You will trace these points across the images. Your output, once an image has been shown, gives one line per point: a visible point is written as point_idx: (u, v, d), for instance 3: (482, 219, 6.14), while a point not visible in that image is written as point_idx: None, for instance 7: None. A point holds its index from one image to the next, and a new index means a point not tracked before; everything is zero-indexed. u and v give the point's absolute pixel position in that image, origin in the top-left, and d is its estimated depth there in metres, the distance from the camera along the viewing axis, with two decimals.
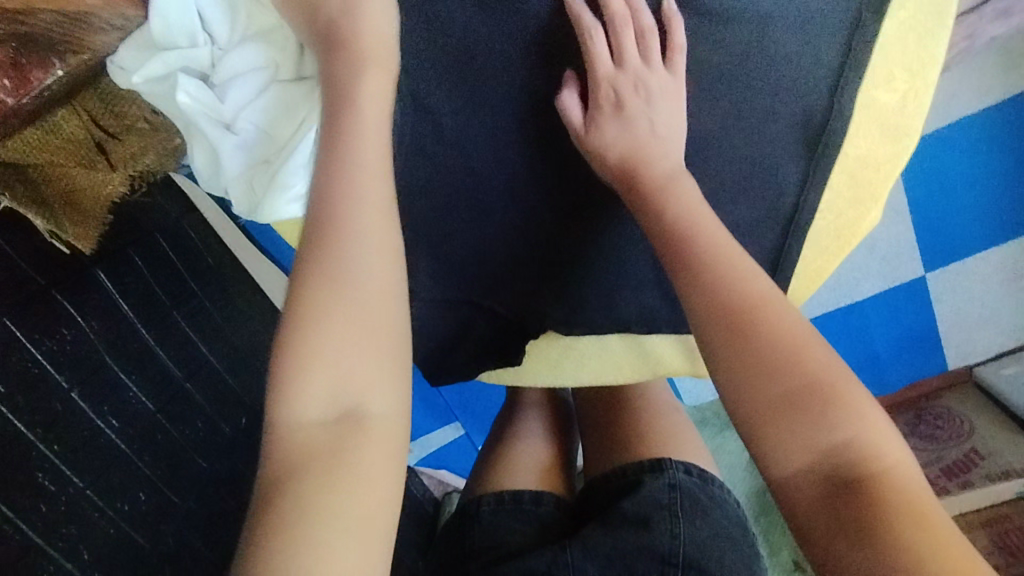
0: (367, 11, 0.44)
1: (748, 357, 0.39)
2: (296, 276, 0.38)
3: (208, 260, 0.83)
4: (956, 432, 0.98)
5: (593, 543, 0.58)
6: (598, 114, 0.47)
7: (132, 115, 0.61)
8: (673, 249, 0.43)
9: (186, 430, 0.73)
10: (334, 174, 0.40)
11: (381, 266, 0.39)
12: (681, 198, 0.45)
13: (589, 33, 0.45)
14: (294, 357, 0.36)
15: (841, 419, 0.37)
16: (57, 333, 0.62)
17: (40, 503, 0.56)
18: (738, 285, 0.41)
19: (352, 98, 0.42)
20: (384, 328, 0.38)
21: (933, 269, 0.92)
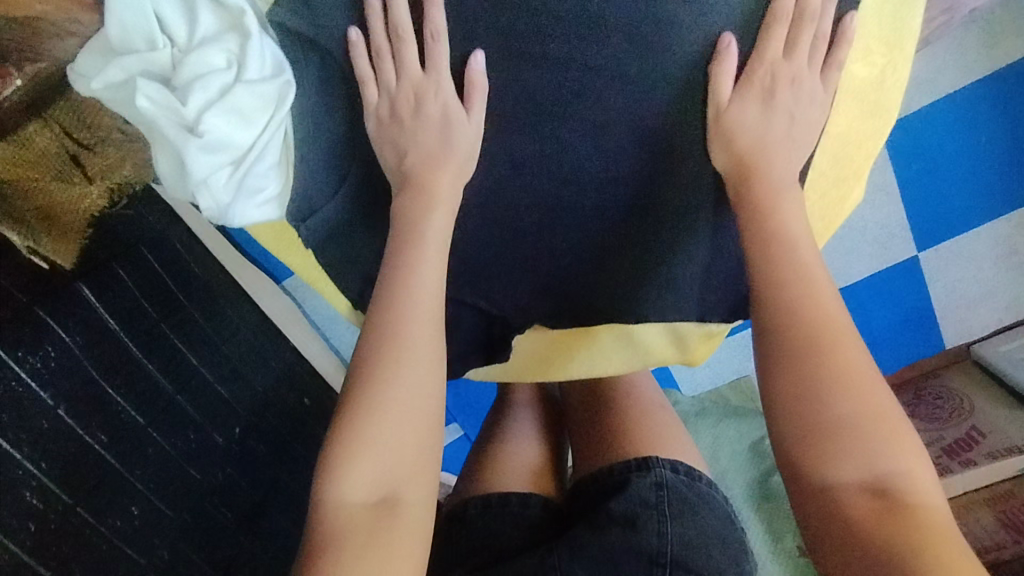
0: (453, 147, 0.50)
1: (806, 370, 0.42)
2: (356, 368, 0.44)
3: (197, 271, 0.83)
4: (957, 411, 0.95)
5: (581, 544, 0.59)
6: (744, 93, 0.48)
7: (105, 127, 0.59)
8: (772, 248, 0.46)
9: (178, 443, 0.72)
10: (396, 286, 0.47)
11: (427, 368, 0.45)
12: (777, 202, 0.48)
13: (773, 21, 0.48)
14: (346, 442, 0.42)
15: (888, 432, 0.40)
16: (42, 350, 0.61)
17: (29, 521, 0.56)
18: (817, 297, 0.44)
19: (415, 228, 0.49)
20: (424, 421, 0.43)
21: (925, 248, 0.91)
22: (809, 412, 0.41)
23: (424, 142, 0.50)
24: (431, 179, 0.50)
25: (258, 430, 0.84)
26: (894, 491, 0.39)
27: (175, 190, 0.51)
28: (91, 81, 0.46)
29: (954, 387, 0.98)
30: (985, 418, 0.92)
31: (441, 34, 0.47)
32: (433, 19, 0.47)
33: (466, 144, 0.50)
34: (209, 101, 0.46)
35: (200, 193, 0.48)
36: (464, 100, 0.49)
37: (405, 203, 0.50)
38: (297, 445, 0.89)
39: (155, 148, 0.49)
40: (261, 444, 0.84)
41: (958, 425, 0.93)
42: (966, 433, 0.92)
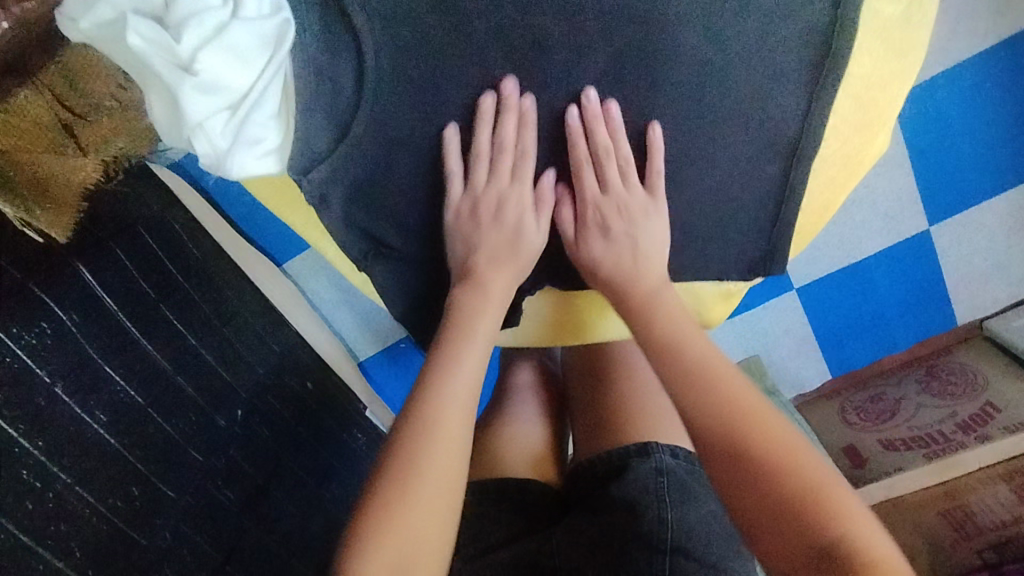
0: (501, 258, 0.55)
1: (735, 445, 0.47)
2: (392, 448, 0.49)
3: (196, 254, 0.81)
4: (971, 387, 0.94)
5: (575, 529, 0.67)
6: (585, 235, 0.56)
7: (98, 94, 0.59)
8: (688, 349, 0.53)
9: (180, 424, 0.71)
10: (440, 374, 0.51)
11: (456, 457, 0.49)
12: (670, 308, 0.56)
13: (579, 169, 0.53)
14: (373, 522, 0.46)
15: (830, 501, 0.44)
16: (37, 326, 0.59)
17: (26, 501, 0.54)
18: (735, 398, 0.49)
19: (469, 322, 0.54)
20: (444, 508, 0.47)
21: (936, 221, 0.90)
22: (747, 486, 0.46)
23: (482, 248, 0.55)
24: (487, 275, 0.55)
25: (261, 414, 0.82)
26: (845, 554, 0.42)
27: (176, 138, 0.50)
28: (81, 19, 0.47)
29: (967, 364, 0.96)
30: (1000, 395, 0.91)
31: (531, 151, 0.52)
32: (524, 140, 0.52)
33: (534, 244, 0.55)
34: (205, 41, 0.45)
35: (198, 139, 0.48)
36: (537, 209, 0.55)
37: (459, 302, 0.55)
38: (301, 429, 0.88)
39: (150, 91, 0.49)
40: (265, 428, 0.82)
41: (973, 401, 0.92)
42: (981, 409, 0.90)
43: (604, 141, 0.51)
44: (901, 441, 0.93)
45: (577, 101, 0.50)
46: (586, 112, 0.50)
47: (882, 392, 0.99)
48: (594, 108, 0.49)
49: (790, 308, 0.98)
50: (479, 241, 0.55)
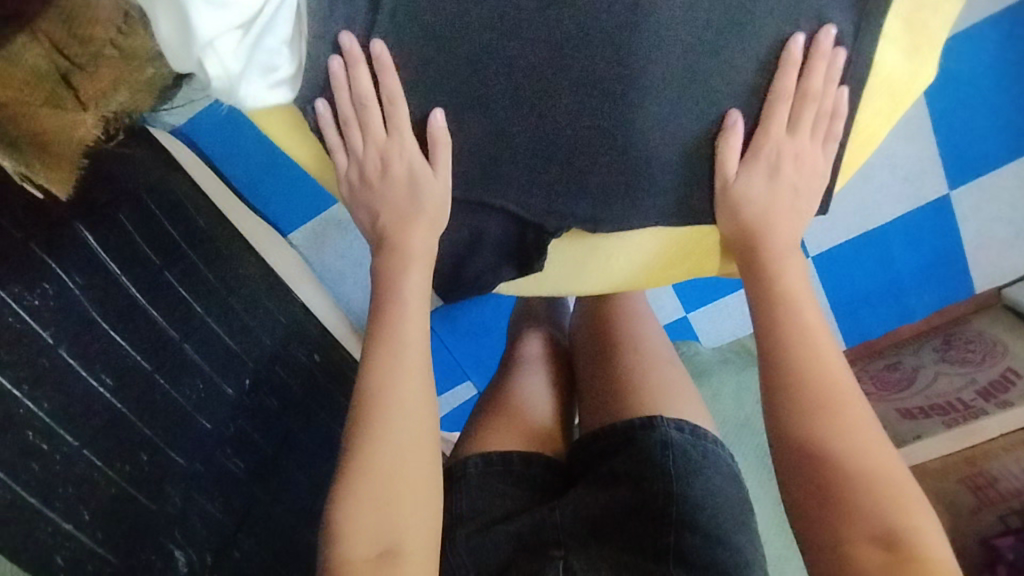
0: (416, 218, 0.54)
1: (818, 405, 0.47)
2: (354, 424, 0.48)
3: (200, 220, 0.79)
4: (990, 354, 0.93)
5: (582, 500, 0.67)
6: (749, 171, 0.52)
7: (98, 41, 0.55)
8: (780, 307, 0.52)
9: (187, 391, 0.69)
10: (379, 341, 0.51)
11: (415, 418, 0.49)
12: (782, 267, 0.54)
13: (776, 98, 0.50)
14: (347, 503, 0.46)
15: (887, 484, 0.43)
16: (40, 287, 0.58)
17: (33, 462, 0.53)
18: (818, 361, 0.48)
19: (394, 288, 0.54)
20: (417, 471, 0.47)
21: (957, 186, 0.87)
22: (810, 464, 0.45)
23: (385, 204, 0.55)
24: (405, 237, 0.54)
25: (268, 384, 0.81)
26: (905, 540, 0.41)
27: (182, 64, 0.49)
28: None
29: (985, 332, 0.95)
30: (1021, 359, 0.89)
31: (398, 96, 0.49)
32: (389, 84, 0.49)
33: (427, 200, 0.53)
34: None
35: (208, 59, 0.46)
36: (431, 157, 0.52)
37: (386, 267, 0.55)
38: (308, 401, 0.86)
39: (151, 10, 0.46)
40: (272, 399, 0.80)
41: (993, 368, 0.91)
42: (1001, 375, 0.89)
43: (819, 79, 0.49)
44: (918, 409, 0.93)
45: (811, 33, 0.48)
46: (816, 47, 0.48)
47: (898, 360, 1.00)
48: (826, 49, 0.48)
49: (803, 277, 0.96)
50: (377, 202, 0.55)
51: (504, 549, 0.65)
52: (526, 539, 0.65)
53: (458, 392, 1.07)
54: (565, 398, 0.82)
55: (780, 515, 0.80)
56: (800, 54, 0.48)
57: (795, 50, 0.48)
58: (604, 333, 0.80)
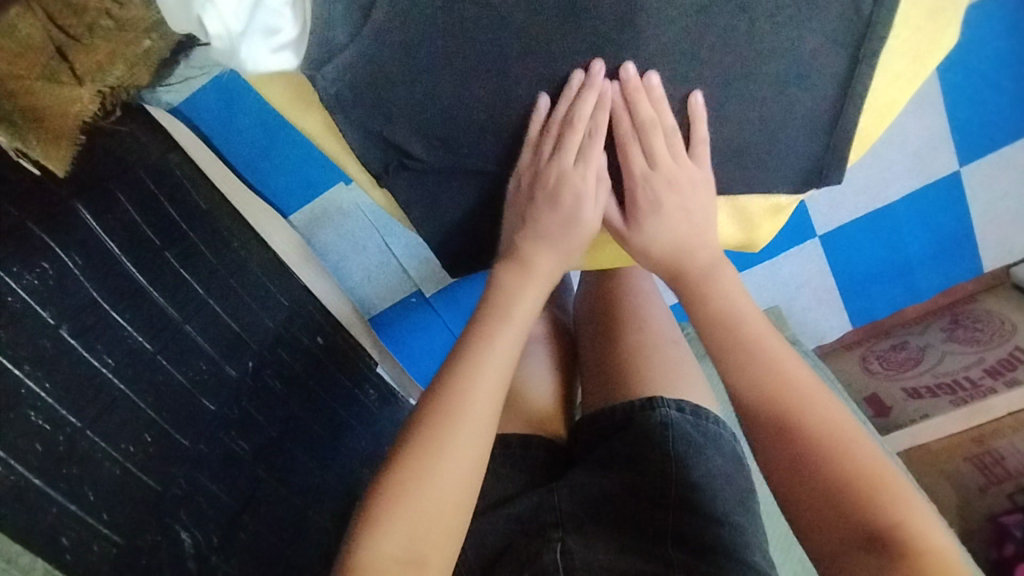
0: (541, 244, 0.56)
1: (778, 415, 0.47)
2: (420, 427, 0.48)
3: (200, 201, 0.78)
4: (998, 332, 0.92)
5: (577, 483, 0.67)
6: (635, 213, 0.56)
7: (89, 11, 0.61)
8: (732, 325, 0.53)
9: (190, 372, 0.68)
10: (469, 355, 0.51)
11: (477, 439, 0.48)
12: (727, 283, 0.56)
13: (623, 142, 0.52)
14: (392, 501, 0.45)
15: (868, 477, 0.43)
16: (39, 267, 0.57)
17: (35, 442, 0.52)
18: (781, 369, 0.50)
19: (504, 308, 0.54)
20: (465, 491, 0.46)
21: (968, 162, 0.85)
22: (798, 465, 0.45)
23: (534, 222, 0.55)
24: (534, 261, 0.56)
25: (271, 366, 0.80)
26: (894, 534, 0.40)
27: (184, 24, 0.50)
28: None
29: (992, 310, 0.95)
30: None
31: (600, 133, 0.52)
32: (599, 120, 0.51)
33: (564, 234, 0.55)
34: None
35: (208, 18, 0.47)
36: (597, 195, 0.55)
37: (497, 288, 0.55)
38: (313, 382, 0.85)
39: None
40: (277, 380, 0.80)
41: (1000, 346, 0.91)
42: (1010, 353, 0.90)
43: (644, 113, 0.50)
44: (925, 388, 0.93)
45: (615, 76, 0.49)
46: (627, 87, 0.49)
47: (905, 340, 0.98)
48: (635, 83, 0.49)
49: (810, 258, 0.94)
50: (530, 217, 0.55)
51: (500, 531, 0.64)
52: (524, 520, 0.64)
53: None
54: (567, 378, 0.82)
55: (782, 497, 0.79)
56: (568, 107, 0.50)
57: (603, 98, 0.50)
58: (605, 312, 0.80)
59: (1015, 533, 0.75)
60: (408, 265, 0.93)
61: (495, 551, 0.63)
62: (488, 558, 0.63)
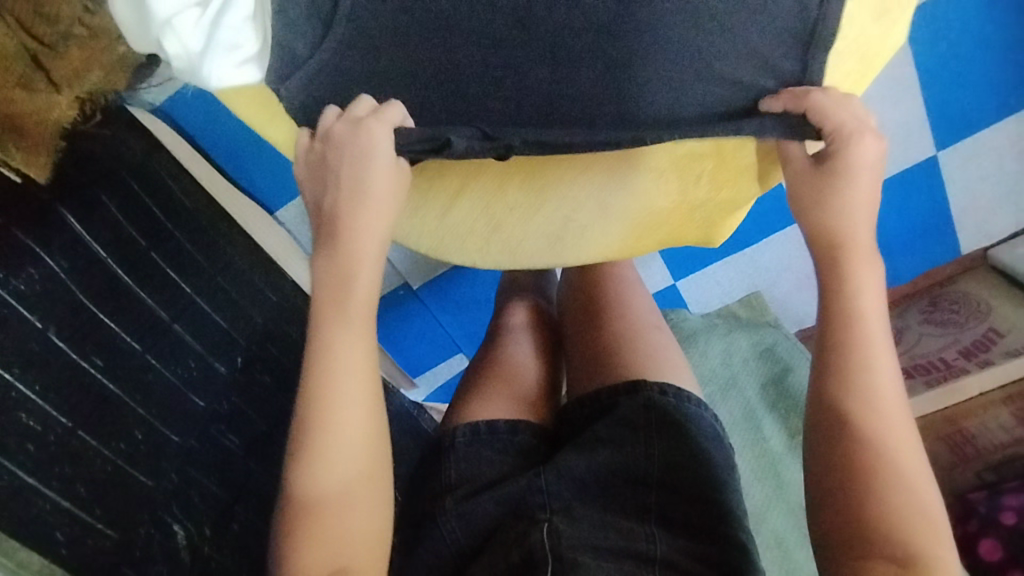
0: (364, 215, 0.51)
1: (848, 426, 0.47)
2: (299, 457, 0.48)
3: (187, 202, 0.79)
4: (974, 314, 0.96)
5: (567, 465, 0.67)
6: (853, 180, 0.49)
7: (65, 18, 0.61)
8: (843, 320, 0.49)
9: (180, 370, 0.70)
10: (325, 360, 0.49)
11: (359, 448, 0.49)
12: (861, 278, 0.50)
13: (831, 113, 0.47)
14: (296, 539, 0.47)
15: (912, 515, 0.44)
16: (25, 272, 0.58)
17: (26, 443, 0.54)
18: (875, 376, 0.48)
19: (340, 298, 0.51)
20: (365, 499, 0.49)
21: (944, 148, 0.85)
22: (840, 487, 0.46)
23: (344, 190, 0.51)
24: (354, 233, 0.51)
25: (262, 361, 0.82)
26: (920, 564, 0.42)
27: (149, 44, 0.51)
28: None
29: (970, 293, 0.97)
30: (1003, 318, 0.93)
31: (371, 123, 0.47)
32: (371, 114, 0.48)
33: (381, 194, 0.50)
34: None
35: (167, 36, 0.48)
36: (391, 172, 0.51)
37: (332, 273, 0.51)
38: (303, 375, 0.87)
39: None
40: (267, 375, 0.82)
41: (976, 327, 0.95)
42: (984, 334, 0.93)
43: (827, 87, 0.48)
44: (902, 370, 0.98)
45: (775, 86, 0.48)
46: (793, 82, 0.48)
47: None
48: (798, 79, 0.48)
49: (789, 243, 0.95)
50: (340, 190, 0.51)
51: (488, 513, 0.66)
52: (512, 502, 0.66)
53: (451, 364, 1.11)
54: (552, 365, 0.84)
55: (761, 472, 0.82)
56: (334, 114, 0.49)
57: (779, 103, 0.47)
58: (587, 299, 0.82)
59: (979, 510, 0.80)
60: (392, 256, 0.94)
61: (481, 530, 0.65)
62: (478, 538, 0.65)
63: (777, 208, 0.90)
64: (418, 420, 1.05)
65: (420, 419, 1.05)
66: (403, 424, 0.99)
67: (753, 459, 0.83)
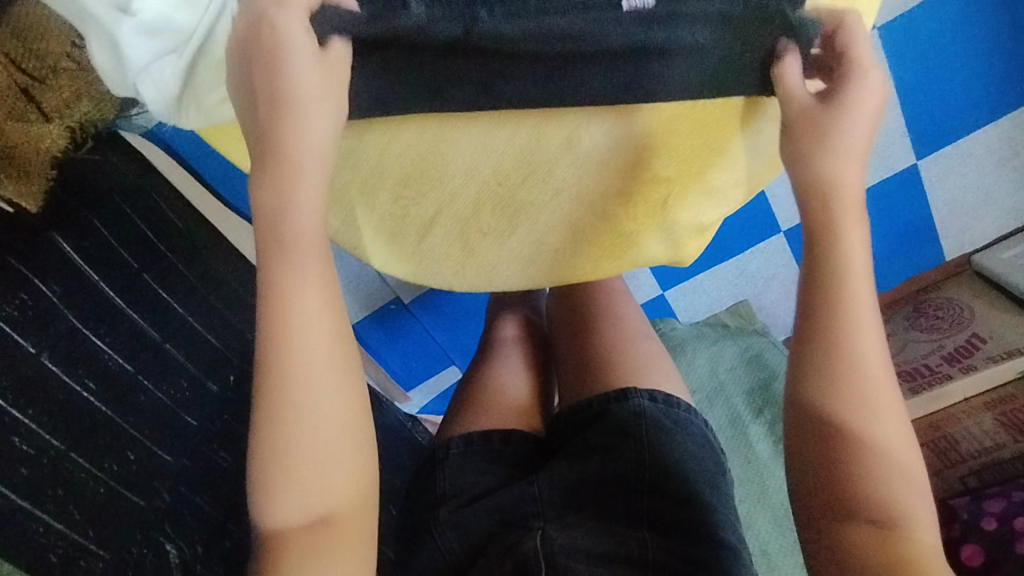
0: (301, 117, 0.44)
1: (832, 396, 0.46)
2: (261, 391, 0.43)
3: (179, 223, 0.81)
4: (957, 320, 0.98)
5: (560, 474, 0.68)
6: (829, 110, 0.48)
7: (54, 55, 0.60)
8: (832, 283, 0.47)
9: (171, 390, 0.71)
10: (274, 283, 0.43)
11: (329, 380, 0.44)
12: (850, 239, 0.48)
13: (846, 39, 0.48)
14: (271, 480, 0.43)
15: (897, 479, 0.44)
16: (17, 297, 0.59)
17: (20, 466, 0.54)
18: (858, 337, 0.46)
19: (281, 216, 0.44)
20: (341, 430, 0.44)
21: (924, 156, 0.86)
22: (824, 459, 0.45)
23: (265, 98, 0.44)
24: (293, 143, 0.44)
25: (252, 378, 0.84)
26: (901, 525, 0.42)
27: (121, 86, 0.51)
28: None
29: (954, 298, 0.99)
30: (985, 325, 0.95)
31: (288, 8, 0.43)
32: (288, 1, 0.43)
33: (310, 92, 0.44)
34: None
35: (144, 83, 0.48)
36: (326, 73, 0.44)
37: (272, 194, 0.44)
38: None
39: (86, 34, 0.49)
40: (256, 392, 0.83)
41: (959, 333, 0.97)
42: (968, 340, 0.96)
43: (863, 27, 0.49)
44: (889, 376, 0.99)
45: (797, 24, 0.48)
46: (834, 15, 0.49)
47: None
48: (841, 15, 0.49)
49: (773, 251, 0.96)
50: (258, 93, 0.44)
51: (482, 525, 0.67)
52: (506, 511, 0.67)
53: (444, 376, 1.13)
54: (542, 376, 0.85)
55: (749, 480, 0.83)
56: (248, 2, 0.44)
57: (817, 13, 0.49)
58: (576, 310, 0.83)
59: (961, 515, 0.80)
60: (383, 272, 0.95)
61: (475, 543, 0.66)
62: (472, 549, 0.66)
63: (762, 216, 0.92)
64: (412, 432, 1.06)
65: (413, 431, 1.06)
66: (394, 435, 1.00)
67: (738, 466, 0.84)
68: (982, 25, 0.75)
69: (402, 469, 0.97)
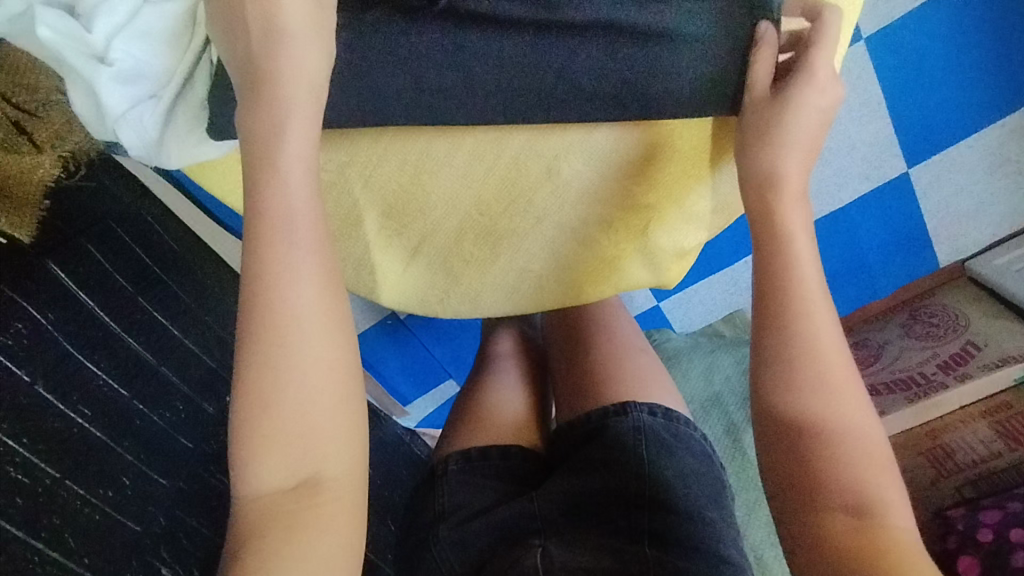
0: (285, 41, 0.43)
1: (785, 380, 0.45)
2: (246, 335, 0.40)
3: (175, 246, 0.82)
4: (952, 327, 0.97)
5: (559, 492, 0.68)
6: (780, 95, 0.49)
7: (45, 90, 0.66)
8: (782, 270, 0.47)
9: (167, 413, 0.72)
10: (263, 223, 0.41)
11: (320, 329, 0.41)
12: (792, 223, 0.48)
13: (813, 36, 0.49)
14: (254, 433, 0.40)
15: (864, 461, 0.42)
16: (12, 327, 0.60)
17: (16, 496, 0.55)
18: (810, 321, 0.46)
19: (271, 158, 0.42)
20: (331, 384, 0.41)
21: (914, 163, 0.86)
22: (798, 444, 0.43)
23: (254, 46, 0.43)
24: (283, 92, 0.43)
25: None
26: (877, 512, 0.40)
27: (102, 132, 0.52)
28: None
29: (947, 304, 0.99)
30: (979, 333, 0.95)
31: None
32: None
33: (300, 27, 0.43)
34: (117, 27, 0.47)
35: (123, 128, 0.49)
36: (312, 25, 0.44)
37: (259, 143, 0.43)
38: None
39: (66, 82, 0.50)
40: None
41: (954, 341, 0.96)
42: (963, 347, 0.95)
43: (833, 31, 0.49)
44: (883, 385, 0.98)
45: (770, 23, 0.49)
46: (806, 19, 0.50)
47: (866, 338, 1.04)
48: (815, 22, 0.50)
49: None
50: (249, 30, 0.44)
51: (481, 542, 0.67)
52: (505, 529, 0.67)
53: (442, 390, 1.13)
54: (539, 392, 0.85)
55: (745, 492, 0.83)
56: None
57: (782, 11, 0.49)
58: (570, 326, 0.83)
59: (957, 526, 0.80)
60: None
61: (475, 560, 0.66)
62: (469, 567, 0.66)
63: (742, 236, 0.94)
64: (411, 446, 1.06)
65: (412, 445, 1.07)
66: (393, 450, 1.00)
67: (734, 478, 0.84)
68: (970, 36, 0.75)
69: (401, 484, 0.97)
